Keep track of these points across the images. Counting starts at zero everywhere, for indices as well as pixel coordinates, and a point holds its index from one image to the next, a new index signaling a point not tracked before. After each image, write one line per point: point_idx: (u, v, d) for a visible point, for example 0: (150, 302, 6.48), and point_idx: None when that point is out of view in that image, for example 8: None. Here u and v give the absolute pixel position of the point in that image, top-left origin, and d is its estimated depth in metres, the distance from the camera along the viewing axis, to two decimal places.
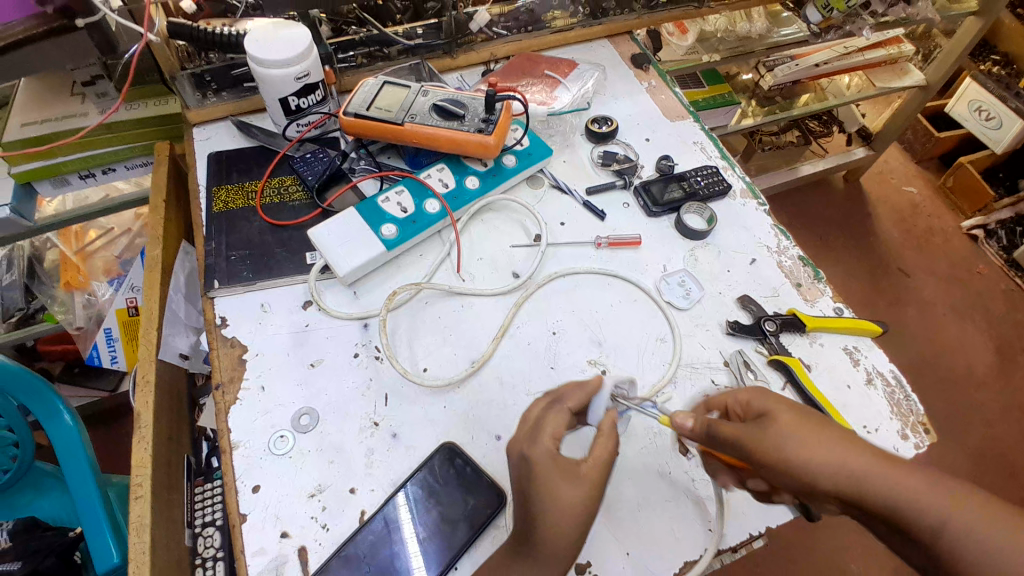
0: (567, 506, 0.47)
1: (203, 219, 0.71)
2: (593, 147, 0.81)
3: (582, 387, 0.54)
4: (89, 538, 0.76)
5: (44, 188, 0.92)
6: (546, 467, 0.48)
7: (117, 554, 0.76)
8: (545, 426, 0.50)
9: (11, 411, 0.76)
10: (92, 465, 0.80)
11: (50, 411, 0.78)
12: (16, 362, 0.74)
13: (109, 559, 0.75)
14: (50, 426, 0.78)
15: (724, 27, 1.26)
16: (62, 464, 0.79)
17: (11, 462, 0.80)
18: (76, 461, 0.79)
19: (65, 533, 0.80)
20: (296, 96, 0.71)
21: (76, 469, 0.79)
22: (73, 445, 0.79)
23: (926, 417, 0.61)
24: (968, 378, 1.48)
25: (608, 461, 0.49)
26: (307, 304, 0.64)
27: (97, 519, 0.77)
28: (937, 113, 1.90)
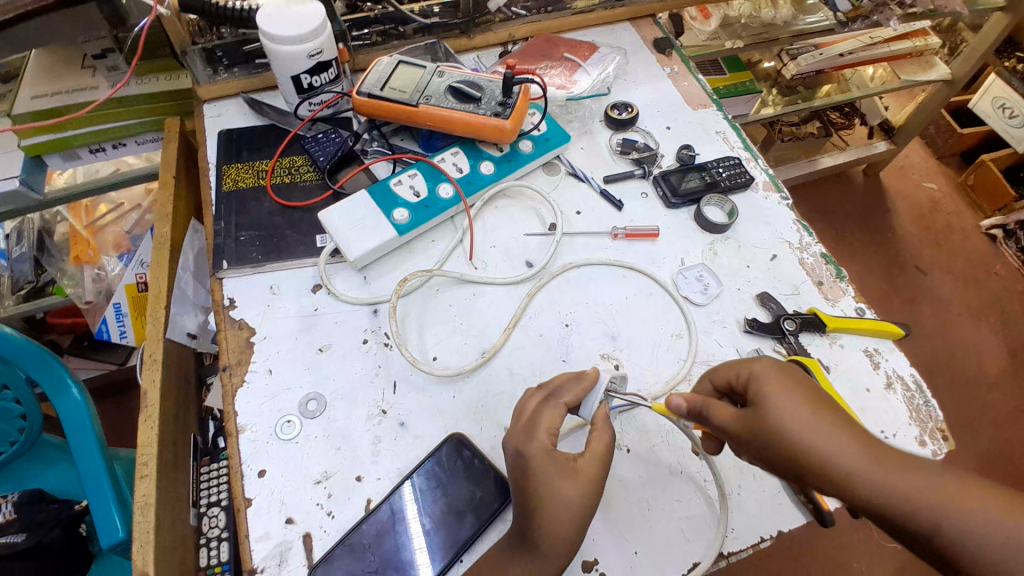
0: (560, 503, 0.46)
1: (213, 198, 0.69)
2: (612, 134, 0.79)
3: (579, 380, 0.53)
4: (95, 510, 0.76)
5: (54, 162, 0.91)
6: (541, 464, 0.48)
7: (122, 527, 0.75)
8: (540, 420, 0.50)
9: (18, 384, 0.77)
10: (99, 439, 0.80)
11: (59, 386, 0.78)
12: (23, 335, 0.74)
13: (114, 532, 0.75)
14: (58, 400, 0.78)
15: (748, 12, 1.22)
16: (70, 438, 0.79)
17: (18, 434, 0.81)
18: (83, 435, 0.79)
19: (71, 506, 0.80)
20: (309, 74, 0.70)
21: (83, 443, 0.79)
22: (80, 419, 0.79)
23: (945, 423, 0.59)
24: (979, 379, 1.46)
25: (604, 456, 0.49)
26: (316, 287, 0.63)
27: (103, 492, 0.77)
28: (961, 108, 1.86)
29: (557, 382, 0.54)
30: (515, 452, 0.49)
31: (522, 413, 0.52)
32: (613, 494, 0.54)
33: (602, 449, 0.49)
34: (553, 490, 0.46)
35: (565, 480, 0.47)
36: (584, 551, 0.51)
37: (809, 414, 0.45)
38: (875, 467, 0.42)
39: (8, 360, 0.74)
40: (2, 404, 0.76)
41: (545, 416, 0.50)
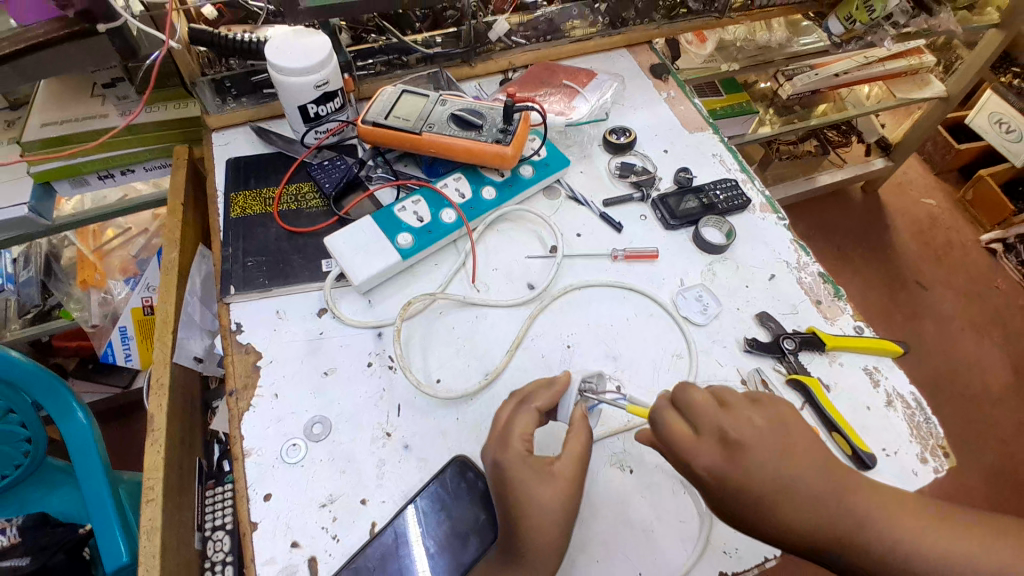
0: (545, 513, 0.47)
1: (220, 224, 0.71)
2: (610, 157, 0.80)
3: (550, 386, 0.55)
4: (99, 534, 0.77)
5: (63, 187, 0.93)
6: (521, 470, 0.48)
7: (127, 552, 0.76)
8: (513, 427, 0.51)
9: (24, 407, 0.77)
10: (103, 461, 0.80)
11: (65, 410, 0.79)
12: (30, 359, 0.75)
13: (119, 557, 0.75)
14: (63, 423, 0.79)
15: (743, 36, 1.25)
16: (74, 461, 0.79)
17: (23, 458, 0.81)
18: (88, 458, 0.79)
19: (75, 530, 0.80)
20: (315, 104, 0.71)
21: (88, 466, 0.79)
22: (85, 443, 0.79)
23: (946, 440, 0.60)
24: (982, 394, 1.45)
25: (580, 456, 0.50)
26: (321, 311, 0.64)
27: (107, 516, 0.77)
28: (957, 125, 1.88)
29: (529, 388, 0.55)
30: (493, 462, 0.50)
31: (496, 422, 0.53)
32: (615, 515, 0.54)
33: (579, 449, 0.50)
34: (551, 513, 0.47)
35: (564, 502, 0.47)
36: (587, 572, 0.51)
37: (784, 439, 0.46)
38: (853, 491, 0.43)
39: (14, 384, 0.74)
40: (8, 428, 0.77)
41: (517, 424, 0.51)
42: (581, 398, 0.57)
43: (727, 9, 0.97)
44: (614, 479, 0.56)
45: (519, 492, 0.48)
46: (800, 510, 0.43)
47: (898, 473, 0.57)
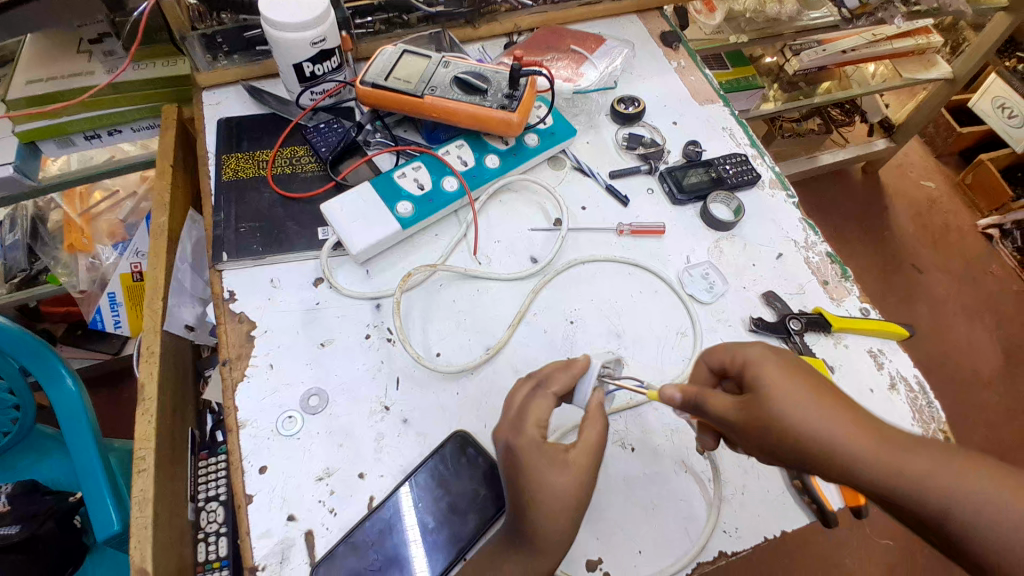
0: (550, 495, 0.46)
1: (212, 188, 0.68)
2: (618, 128, 0.78)
3: (568, 369, 0.52)
4: (89, 500, 0.75)
5: (48, 148, 0.89)
6: (526, 454, 0.47)
7: (117, 520, 0.74)
8: (529, 414, 0.49)
9: (11, 373, 0.76)
10: (94, 428, 0.79)
11: (52, 374, 0.77)
12: (13, 324, 0.73)
13: (110, 525, 0.74)
14: (51, 388, 0.77)
15: (755, 5, 1.17)
16: (62, 424, 0.78)
17: (11, 424, 0.79)
18: (77, 425, 0.78)
19: (66, 498, 0.80)
20: (311, 62, 0.68)
21: (76, 432, 0.78)
22: (75, 407, 0.78)
23: (947, 425, 0.59)
24: (973, 378, 1.47)
25: (597, 444, 0.48)
26: (318, 281, 0.62)
27: (98, 483, 0.76)
28: (961, 107, 1.86)
29: (546, 371, 0.52)
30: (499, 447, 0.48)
31: (510, 404, 0.51)
32: (616, 494, 0.53)
33: (593, 438, 0.48)
34: (555, 495, 0.46)
35: (572, 482, 0.46)
36: (589, 550, 0.51)
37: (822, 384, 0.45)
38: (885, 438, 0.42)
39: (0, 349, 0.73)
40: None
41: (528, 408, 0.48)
42: (600, 382, 0.55)
43: None
44: (614, 457, 0.55)
45: (524, 474, 0.46)
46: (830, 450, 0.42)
47: None
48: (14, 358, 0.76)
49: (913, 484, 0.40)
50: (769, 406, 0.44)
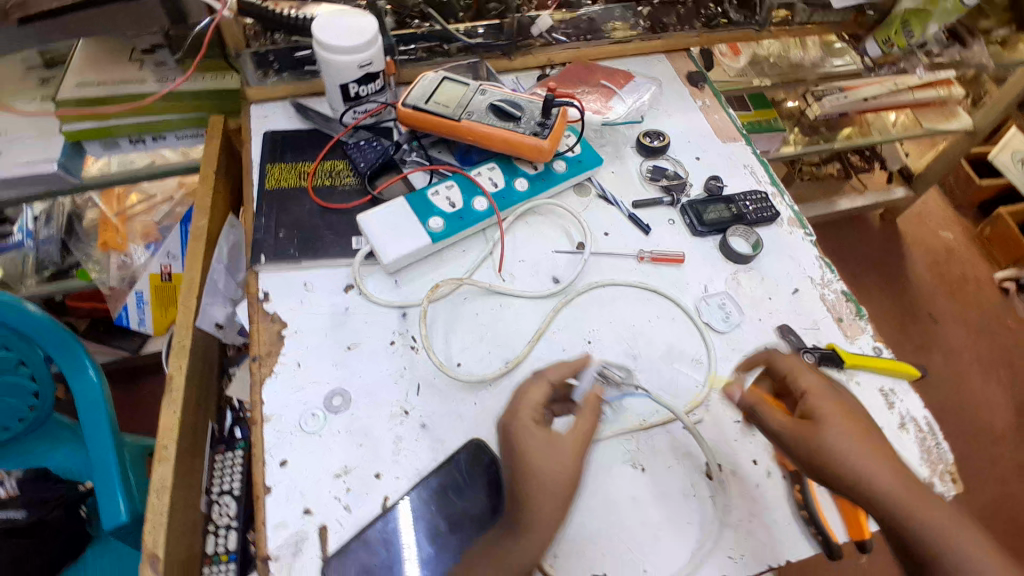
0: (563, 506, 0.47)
1: (255, 194, 0.71)
2: (642, 160, 0.81)
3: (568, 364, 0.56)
4: (99, 491, 0.77)
5: (92, 148, 0.95)
6: (544, 465, 0.48)
7: (125, 512, 0.76)
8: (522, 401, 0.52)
9: (36, 361, 0.78)
10: (110, 419, 0.81)
11: (76, 366, 0.79)
12: (45, 314, 0.76)
13: (117, 516, 0.75)
14: (74, 379, 0.80)
15: (777, 52, 1.25)
16: (81, 416, 0.80)
17: (28, 411, 0.81)
18: (95, 414, 0.80)
19: (77, 487, 0.82)
20: (357, 83, 0.72)
21: (93, 423, 0.80)
22: (93, 399, 0.80)
23: (955, 467, 0.60)
24: (985, 431, 1.44)
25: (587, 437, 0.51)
26: (348, 287, 0.65)
27: (109, 475, 0.78)
28: (981, 160, 1.87)
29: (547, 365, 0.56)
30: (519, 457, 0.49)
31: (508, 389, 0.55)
32: (625, 512, 0.54)
33: None
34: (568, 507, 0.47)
35: None
36: (593, 564, 0.52)
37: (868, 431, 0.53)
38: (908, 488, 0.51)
39: (29, 337, 0.75)
40: (17, 380, 0.78)
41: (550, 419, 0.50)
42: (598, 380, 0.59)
43: (766, 24, 0.97)
44: (625, 476, 0.56)
45: (540, 484, 0.48)
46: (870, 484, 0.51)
47: None
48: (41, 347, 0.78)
49: (920, 529, 0.49)
50: (829, 437, 0.52)
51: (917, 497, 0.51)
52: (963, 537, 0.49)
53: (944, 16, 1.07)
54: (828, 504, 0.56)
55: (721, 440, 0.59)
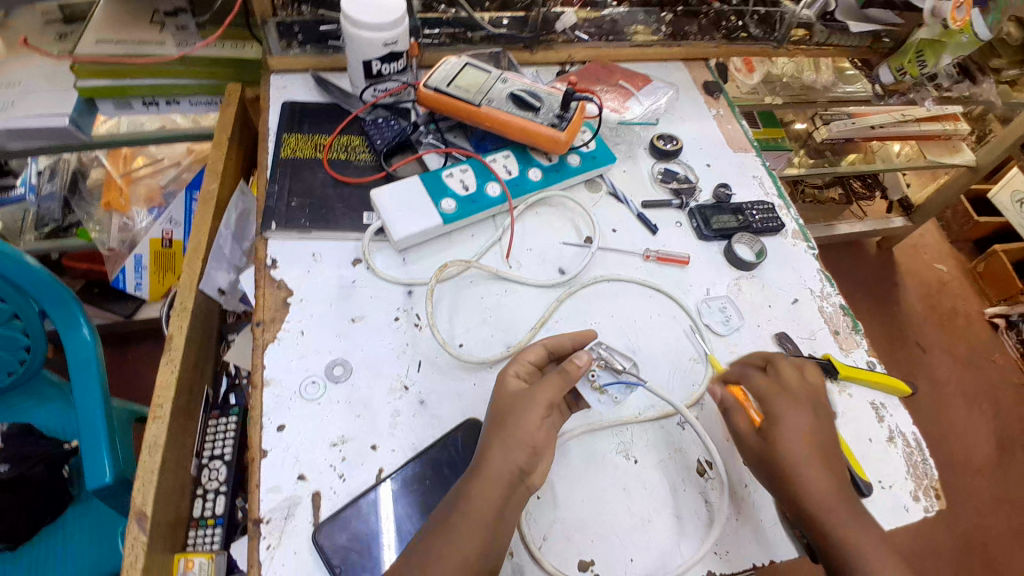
0: None
1: (269, 161, 0.72)
2: (655, 162, 0.82)
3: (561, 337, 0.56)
4: (84, 451, 0.73)
5: (104, 107, 0.92)
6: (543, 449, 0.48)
7: (110, 474, 0.72)
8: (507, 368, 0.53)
9: (30, 315, 0.76)
10: (100, 382, 0.77)
11: (70, 323, 0.77)
12: (44, 268, 0.73)
13: (101, 478, 0.71)
14: (66, 337, 0.77)
15: (791, 72, 1.28)
16: (71, 377, 0.76)
17: (18, 365, 0.80)
18: (87, 376, 0.76)
19: (60, 444, 0.79)
20: (380, 61, 0.73)
21: (83, 383, 0.76)
22: (87, 360, 0.77)
23: (939, 483, 0.61)
24: (964, 463, 1.46)
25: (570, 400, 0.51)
26: (356, 261, 0.66)
27: (97, 434, 0.74)
28: (981, 198, 1.90)
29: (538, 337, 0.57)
30: None
31: None
32: (614, 502, 0.55)
33: None
34: None
35: None
36: (582, 549, 0.52)
37: (810, 432, 0.53)
38: (834, 492, 0.50)
39: (23, 289, 0.73)
40: (10, 333, 0.76)
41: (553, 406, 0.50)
42: (591, 346, 0.58)
43: (784, 41, 0.98)
44: (617, 467, 0.57)
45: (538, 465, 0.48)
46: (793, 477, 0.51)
47: (889, 507, 0.59)
48: (36, 301, 0.76)
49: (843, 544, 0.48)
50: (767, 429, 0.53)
51: (854, 517, 0.50)
52: (889, 562, 0.47)
53: (958, 49, 1.02)
54: None
55: (712, 437, 0.60)
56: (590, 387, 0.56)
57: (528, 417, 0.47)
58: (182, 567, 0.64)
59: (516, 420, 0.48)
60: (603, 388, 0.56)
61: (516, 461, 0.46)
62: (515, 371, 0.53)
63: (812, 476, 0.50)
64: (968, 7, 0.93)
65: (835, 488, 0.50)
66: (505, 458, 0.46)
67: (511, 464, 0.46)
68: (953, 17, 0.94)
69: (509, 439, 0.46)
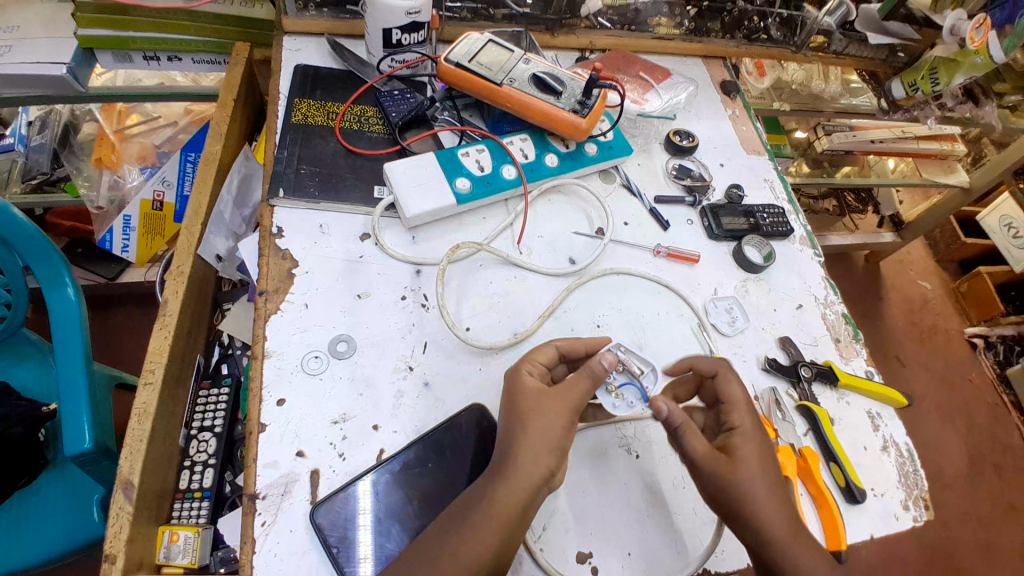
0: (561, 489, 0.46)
1: (279, 126, 0.69)
2: (669, 157, 0.81)
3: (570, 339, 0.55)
4: (63, 416, 0.69)
5: (105, 59, 0.88)
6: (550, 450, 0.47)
7: (90, 439, 0.68)
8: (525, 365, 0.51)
9: (13, 270, 0.73)
10: (85, 344, 0.73)
11: (54, 282, 0.73)
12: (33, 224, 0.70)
13: (80, 443, 0.68)
14: (51, 297, 0.73)
15: (801, 79, 1.23)
16: (54, 337, 0.73)
17: None
18: (70, 339, 0.72)
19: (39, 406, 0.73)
20: (400, 31, 0.71)
21: (66, 344, 0.73)
22: (70, 321, 0.73)
23: (929, 494, 0.61)
24: (936, 478, 1.49)
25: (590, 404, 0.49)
26: (364, 236, 0.64)
27: (79, 398, 0.70)
28: (969, 219, 1.93)
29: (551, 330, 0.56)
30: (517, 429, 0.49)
31: None
32: (614, 496, 0.55)
33: None
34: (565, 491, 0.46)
35: None
36: (581, 542, 0.52)
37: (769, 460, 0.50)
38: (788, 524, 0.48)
39: (9, 243, 0.70)
40: None
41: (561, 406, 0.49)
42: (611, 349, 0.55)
43: (804, 46, 0.99)
44: (620, 462, 0.57)
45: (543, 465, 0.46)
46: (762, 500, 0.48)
47: (880, 515, 0.59)
48: (21, 256, 0.73)
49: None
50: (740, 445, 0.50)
51: (807, 552, 0.47)
52: None
53: (972, 69, 1.02)
54: (808, 508, 0.58)
55: None
56: (606, 391, 0.54)
57: (549, 418, 0.47)
58: (166, 540, 0.62)
59: (536, 420, 0.47)
60: (618, 391, 0.54)
61: (539, 464, 0.46)
62: (529, 369, 0.52)
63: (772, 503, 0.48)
64: (986, 29, 0.94)
65: (788, 520, 0.48)
66: (535, 464, 0.45)
67: (534, 467, 0.45)
68: (970, 38, 0.95)
69: (534, 446, 0.46)
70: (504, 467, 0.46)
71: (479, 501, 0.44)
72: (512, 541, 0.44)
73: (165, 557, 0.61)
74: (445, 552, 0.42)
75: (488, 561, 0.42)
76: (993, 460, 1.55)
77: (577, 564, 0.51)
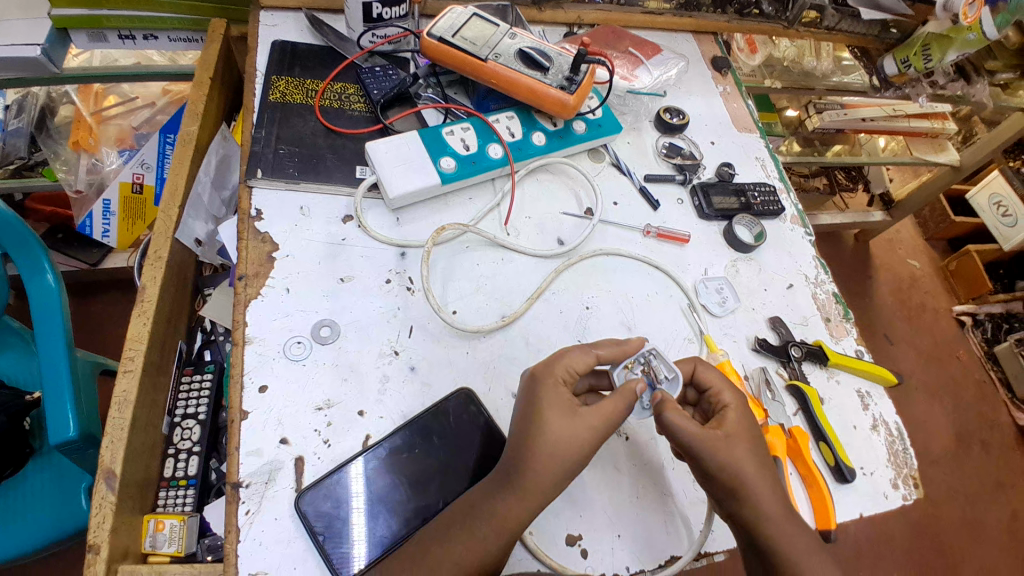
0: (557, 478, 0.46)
1: (257, 105, 0.67)
2: (659, 136, 0.80)
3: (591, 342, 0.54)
4: (47, 405, 0.67)
5: (79, 38, 0.84)
6: (547, 438, 0.46)
7: (75, 428, 0.66)
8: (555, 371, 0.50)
9: None
10: (67, 332, 0.71)
11: (35, 268, 0.71)
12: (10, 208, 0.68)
13: (65, 432, 0.65)
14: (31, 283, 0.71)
15: (792, 56, 1.22)
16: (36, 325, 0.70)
17: None
18: (52, 327, 0.70)
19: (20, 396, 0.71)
20: (381, 5, 0.68)
21: (47, 333, 0.70)
22: (51, 308, 0.71)
23: (918, 472, 0.62)
24: (923, 454, 1.51)
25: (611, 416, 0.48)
26: (347, 218, 0.62)
27: (62, 387, 0.68)
28: (958, 197, 1.93)
29: None
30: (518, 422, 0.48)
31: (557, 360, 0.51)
32: (602, 479, 0.54)
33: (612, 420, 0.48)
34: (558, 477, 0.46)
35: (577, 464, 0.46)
36: (570, 525, 0.52)
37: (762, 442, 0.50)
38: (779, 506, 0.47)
39: None
40: None
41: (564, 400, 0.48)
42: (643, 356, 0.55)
43: (795, 21, 0.97)
44: (608, 444, 0.56)
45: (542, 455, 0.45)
46: (754, 482, 0.47)
47: (870, 493, 0.59)
48: None
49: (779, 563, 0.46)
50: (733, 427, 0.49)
51: (796, 532, 0.47)
52: None
53: (965, 46, 1.01)
54: (797, 487, 0.58)
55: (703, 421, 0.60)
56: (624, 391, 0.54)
57: (552, 412, 0.47)
58: (151, 529, 0.61)
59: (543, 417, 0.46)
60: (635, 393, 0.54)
61: (540, 462, 0.45)
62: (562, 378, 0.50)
63: (764, 486, 0.48)
64: (980, 5, 0.91)
65: (779, 502, 0.48)
66: (534, 460, 0.45)
67: (531, 461, 0.45)
68: (963, 14, 0.93)
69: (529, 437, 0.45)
70: (512, 475, 0.45)
71: (484, 510, 0.44)
72: (504, 529, 0.44)
73: (151, 546, 0.60)
74: (446, 547, 0.44)
75: (490, 561, 0.44)
76: (979, 437, 1.58)
77: (565, 546, 0.51)
